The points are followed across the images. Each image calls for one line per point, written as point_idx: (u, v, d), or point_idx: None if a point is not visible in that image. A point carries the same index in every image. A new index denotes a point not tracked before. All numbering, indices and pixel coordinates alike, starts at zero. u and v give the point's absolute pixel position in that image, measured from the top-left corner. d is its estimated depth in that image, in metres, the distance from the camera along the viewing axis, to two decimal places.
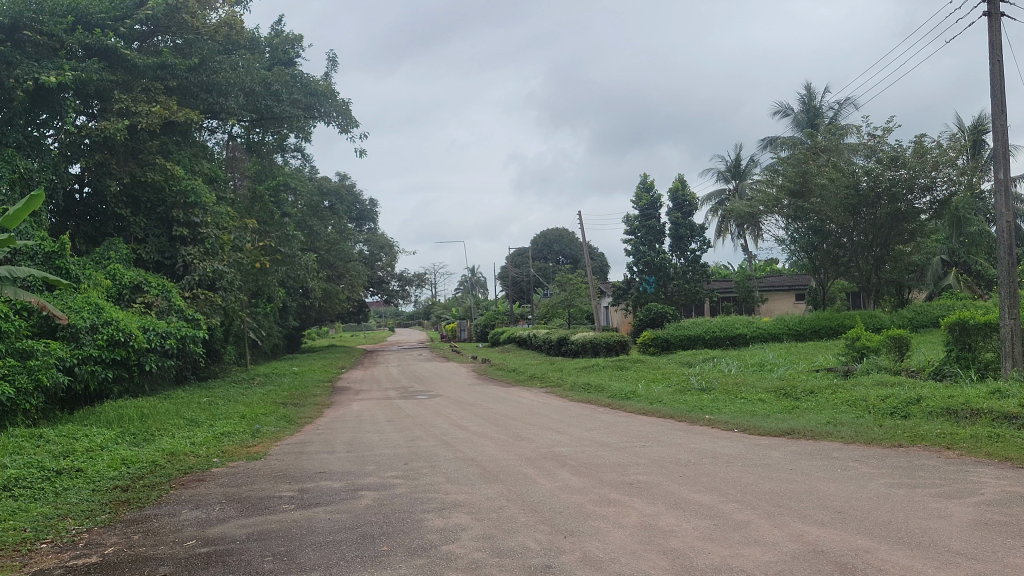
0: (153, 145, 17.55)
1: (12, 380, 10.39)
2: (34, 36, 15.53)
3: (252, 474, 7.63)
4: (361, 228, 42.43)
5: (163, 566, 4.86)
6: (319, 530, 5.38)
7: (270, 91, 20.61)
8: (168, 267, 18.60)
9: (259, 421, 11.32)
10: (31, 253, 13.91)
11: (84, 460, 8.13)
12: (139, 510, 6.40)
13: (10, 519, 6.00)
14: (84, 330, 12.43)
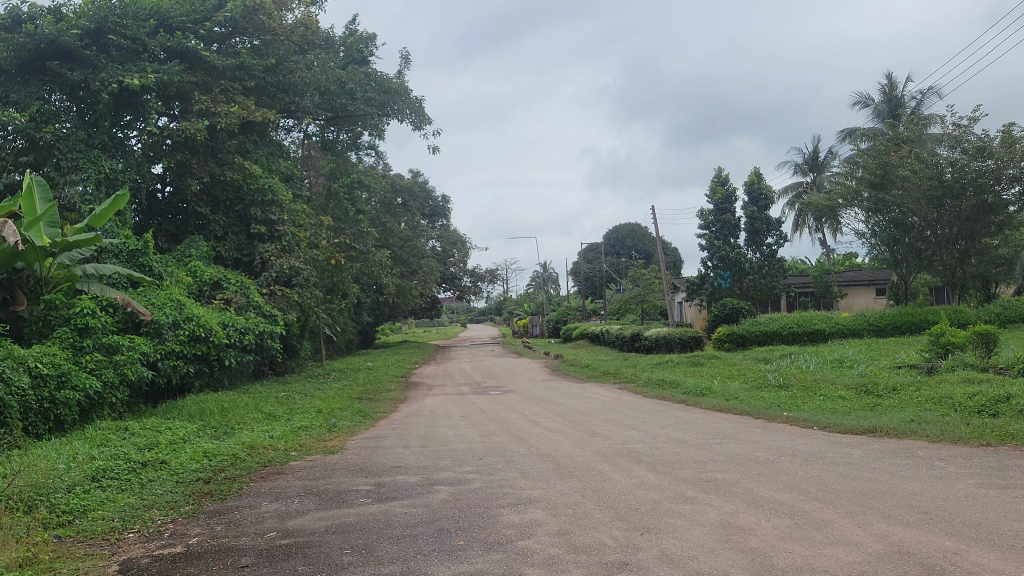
0: (231, 145, 17.94)
1: (99, 374, 10.74)
2: (118, 40, 16.02)
3: (329, 467, 7.73)
4: (434, 225, 42.76)
5: (244, 557, 4.95)
6: (396, 524, 5.43)
7: (345, 90, 20.85)
8: (246, 264, 18.97)
9: (335, 416, 11.48)
10: (115, 251, 14.33)
11: (168, 452, 8.34)
12: (221, 502, 6.54)
13: (99, 510, 6.19)
14: (166, 326, 12.74)
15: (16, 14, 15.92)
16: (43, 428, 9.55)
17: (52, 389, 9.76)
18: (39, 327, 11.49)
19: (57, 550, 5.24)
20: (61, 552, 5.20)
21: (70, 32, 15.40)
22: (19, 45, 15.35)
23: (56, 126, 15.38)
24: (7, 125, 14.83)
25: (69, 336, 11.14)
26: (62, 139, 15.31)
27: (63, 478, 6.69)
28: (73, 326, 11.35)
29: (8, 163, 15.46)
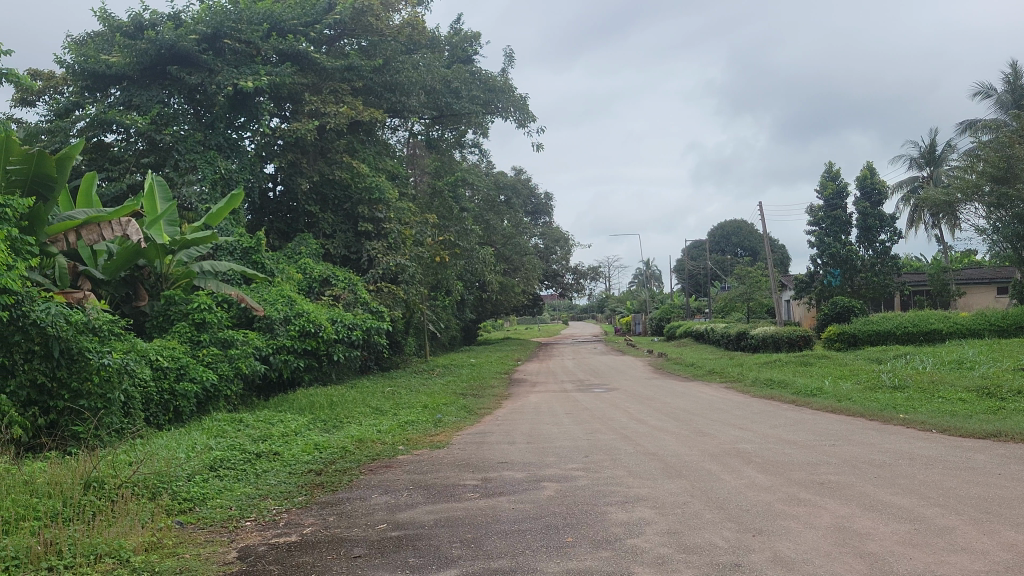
0: (340, 145, 18.45)
1: (215, 368, 11.11)
2: (233, 43, 16.57)
3: (436, 462, 7.82)
4: (536, 222, 42.86)
5: (357, 548, 5.05)
6: (504, 519, 5.46)
7: (450, 89, 21.11)
8: (353, 261, 19.34)
9: (441, 412, 11.60)
10: (230, 248, 14.86)
11: (281, 444, 8.57)
12: (333, 494, 6.69)
13: (217, 498, 6.40)
14: (278, 321, 13.09)
15: (138, 21, 16.65)
16: (163, 418, 9.94)
17: (171, 381, 10.17)
18: (159, 321, 11.98)
19: (180, 536, 5.44)
20: (183, 537, 5.41)
21: (189, 37, 16.02)
22: (141, 51, 16.03)
23: (175, 129, 16.01)
24: (130, 127, 15.49)
25: (187, 331, 11.60)
26: (181, 140, 15.93)
27: (184, 466, 6.94)
28: (191, 321, 11.80)
29: (132, 164, 16.11)
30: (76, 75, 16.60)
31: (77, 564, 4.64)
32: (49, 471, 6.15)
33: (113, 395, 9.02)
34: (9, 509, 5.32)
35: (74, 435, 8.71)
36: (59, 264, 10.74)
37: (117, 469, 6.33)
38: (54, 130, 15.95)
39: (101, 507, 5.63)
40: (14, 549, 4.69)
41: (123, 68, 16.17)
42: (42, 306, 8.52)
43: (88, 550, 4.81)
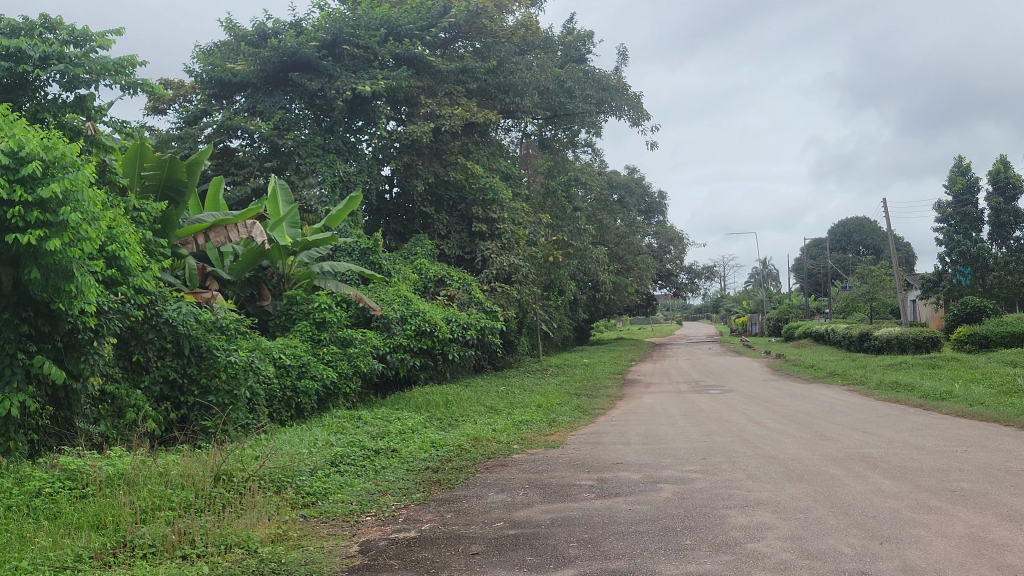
0: (454, 146, 18.82)
1: (335, 366, 11.39)
2: (352, 49, 17.03)
3: (552, 461, 7.82)
4: (650, 221, 42.46)
5: (475, 545, 5.10)
6: (620, 520, 5.42)
7: (564, 89, 21.15)
8: (468, 262, 19.54)
9: (555, 411, 11.61)
10: (349, 249, 15.26)
11: (398, 441, 8.73)
12: (450, 491, 6.78)
13: (339, 493, 6.56)
14: (395, 321, 13.31)
15: (262, 30, 17.23)
16: (286, 415, 10.23)
17: (293, 379, 10.48)
18: (281, 320, 12.40)
19: (303, 528, 5.60)
20: (307, 530, 5.56)
21: (310, 44, 16.53)
22: (265, 59, 16.66)
23: (296, 133, 16.51)
24: (254, 132, 16.15)
25: (308, 329, 11.97)
26: (302, 144, 16.40)
27: (306, 462, 7.14)
28: (312, 320, 12.17)
29: (255, 168, 16.62)
30: (204, 83, 17.28)
31: (209, 552, 4.83)
32: (182, 463, 6.43)
33: (239, 392, 9.32)
34: (146, 499, 5.59)
35: (203, 430, 9.07)
36: (189, 266, 11.21)
37: (244, 463, 6.56)
38: (184, 137, 16.64)
39: (230, 499, 5.86)
40: (151, 538, 4.95)
41: (248, 76, 16.80)
42: (174, 306, 9.04)
43: (219, 540, 5.01)
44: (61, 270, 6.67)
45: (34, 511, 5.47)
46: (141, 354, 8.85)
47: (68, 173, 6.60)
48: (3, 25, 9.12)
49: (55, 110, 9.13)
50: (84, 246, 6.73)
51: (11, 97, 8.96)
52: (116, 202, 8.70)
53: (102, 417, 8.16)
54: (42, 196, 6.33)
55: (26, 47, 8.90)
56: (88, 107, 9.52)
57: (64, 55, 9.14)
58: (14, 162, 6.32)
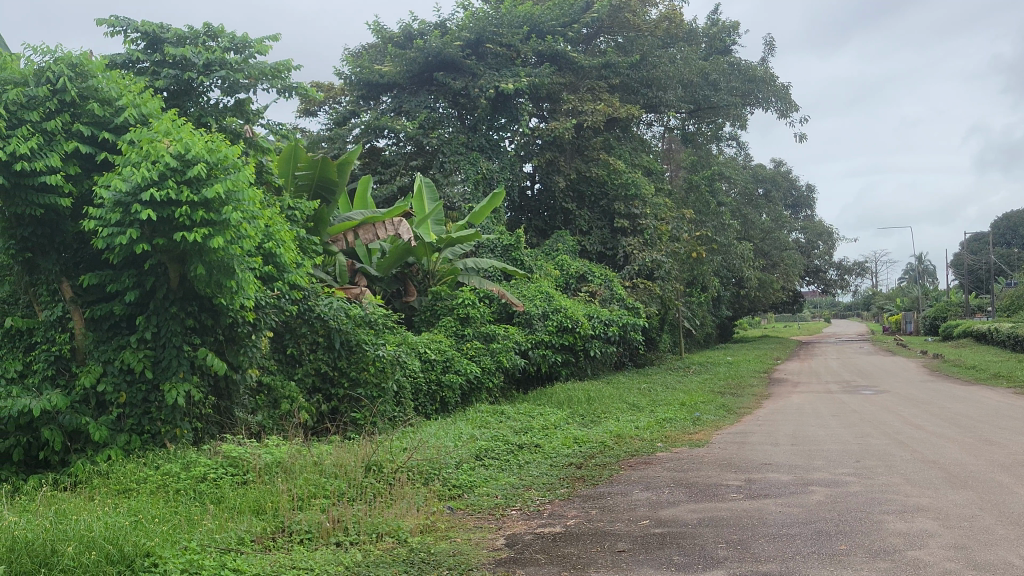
0: (596, 142, 18.79)
1: (478, 361, 11.58)
2: (495, 47, 17.28)
3: (697, 460, 7.69)
4: (798, 216, 41.24)
5: (621, 543, 5.07)
6: (771, 522, 5.29)
7: (709, 82, 20.79)
8: (610, 258, 19.43)
9: (699, 409, 11.43)
10: (492, 246, 15.48)
11: (542, 437, 8.77)
12: (594, 487, 6.76)
13: (484, 486, 6.64)
14: (537, 317, 13.44)
15: (408, 31, 17.68)
16: (431, 408, 10.44)
17: (438, 373, 10.71)
18: (427, 316, 12.70)
19: (450, 520, 5.69)
20: (454, 522, 5.65)
21: (454, 44, 16.88)
22: (411, 60, 17.11)
23: (440, 132, 16.86)
24: (400, 133, 16.61)
25: (453, 325, 12.25)
26: (447, 142, 16.73)
27: (452, 454, 7.27)
28: (457, 316, 12.42)
29: (401, 167, 17.03)
30: (353, 85, 17.86)
31: (361, 540, 4.98)
32: (335, 453, 6.65)
33: (387, 384, 9.57)
34: (302, 487, 5.80)
35: (354, 422, 9.35)
36: (339, 262, 11.57)
37: (393, 455, 6.72)
38: (333, 137, 17.21)
39: (379, 489, 6.02)
40: (308, 524, 5.14)
41: (395, 78, 17.28)
42: (325, 302, 9.46)
43: (371, 529, 5.15)
44: (224, 267, 7.02)
45: (200, 495, 5.78)
46: (295, 347, 9.24)
47: (230, 174, 6.94)
48: (170, 35, 9.63)
49: (217, 114, 9.55)
50: (244, 244, 7.05)
51: (178, 102, 9.44)
52: (272, 201, 9.09)
53: (259, 407, 8.53)
54: (206, 196, 6.65)
55: (191, 55, 9.39)
56: (246, 111, 9.96)
57: (226, 61, 9.54)
58: (181, 165, 6.68)
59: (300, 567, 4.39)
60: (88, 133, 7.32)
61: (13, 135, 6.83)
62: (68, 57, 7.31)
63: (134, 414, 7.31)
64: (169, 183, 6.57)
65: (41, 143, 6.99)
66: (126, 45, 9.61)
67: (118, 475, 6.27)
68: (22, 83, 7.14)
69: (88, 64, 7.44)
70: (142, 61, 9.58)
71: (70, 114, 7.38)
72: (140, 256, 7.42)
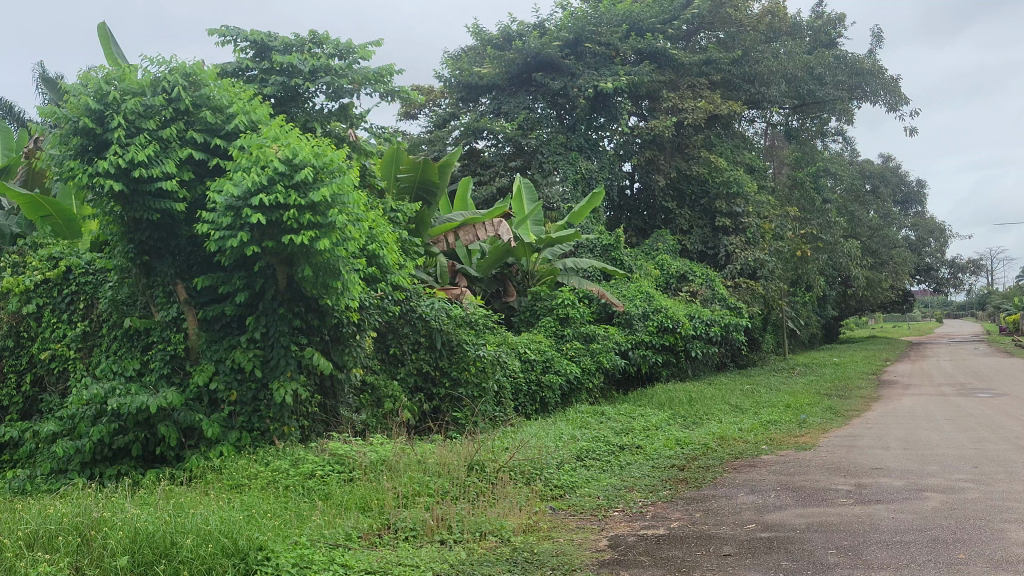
0: (697, 140, 18.57)
1: (578, 361, 11.60)
2: (594, 46, 17.31)
3: (804, 464, 7.53)
4: (907, 212, 39.96)
5: (726, 546, 4.98)
6: (884, 528, 5.13)
7: (813, 76, 20.27)
8: (711, 257, 19.16)
9: (805, 411, 11.16)
10: (591, 246, 15.47)
11: (643, 438, 8.69)
12: (697, 489, 6.68)
13: (585, 487, 6.63)
14: (637, 317, 13.38)
15: (507, 32, 17.80)
16: (531, 408, 10.47)
17: (538, 373, 10.74)
18: (527, 316, 12.78)
19: (553, 520, 5.70)
20: (557, 522, 5.66)
21: (553, 44, 16.98)
22: (510, 61, 17.27)
23: (539, 132, 16.95)
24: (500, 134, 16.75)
25: (552, 325, 12.28)
26: (546, 143, 16.79)
27: (553, 455, 7.28)
28: (556, 316, 12.46)
29: (500, 168, 17.08)
30: (453, 88, 18.09)
31: (464, 539, 5.03)
32: (438, 452, 6.73)
33: (487, 384, 9.65)
34: (406, 485, 5.88)
35: (455, 421, 9.45)
36: (440, 263, 11.71)
37: (496, 454, 6.77)
38: (433, 140, 17.45)
39: (482, 488, 6.07)
40: (413, 522, 5.21)
41: (494, 79, 17.46)
42: (427, 302, 9.60)
43: (474, 528, 5.19)
44: (330, 268, 7.20)
45: (309, 492, 5.92)
46: (397, 347, 9.41)
47: (335, 178, 7.09)
48: (277, 43, 9.88)
49: (322, 119, 9.83)
50: (349, 246, 7.19)
51: (285, 108, 9.70)
52: (375, 203, 9.26)
53: (364, 406, 8.71)
54: (313, 200, 6.80)
55: (297, 62, 9.64)
56: (351, 115, 10.18)
57: (330, 67, 9.83)
58: (290, 169, 6.85)
59: (407, 564, 4.45)
60: (201, 140, 7.56)
61: (131, 143, 7.13)
62: (182, 68, 7.61)
63: (245, 412, 7.55)
64: (277, 187, 6.74)
65: (157, 150, 7.25)
66: (236, 54, 9.91)
67: (230, 471, 6.47)
68: (139, 93, 7.42)
69: (200, 74, 7.74)
70: (251, 69, 9.82)
71: (184, 122, 7.66)
72: (250, 258, 7.62)
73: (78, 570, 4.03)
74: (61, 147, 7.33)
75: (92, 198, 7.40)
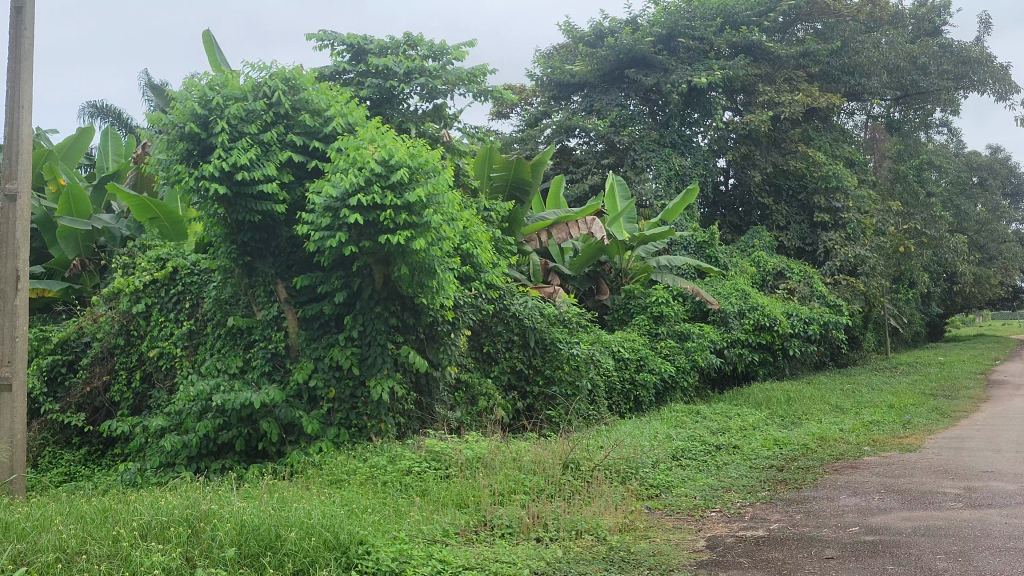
0: (794, 134, 18.25)
1: (673, 360, 11.51)
2: (687, 41, 17.16)
3: (909, 466, 7.30)
4: (1018, 206, 38.33)
5: (829, 549, 4.87)
6: (996, 534, 4.94)
7: (916, 65, 19.68)
8: (809, 254, 18.74)
9: (910, 412, 10.82)
10: (685, 243, 15.35)
11: (740, 438, 8.56)
12: (797, 491, 6.53)
13: (681, 487, 6.56)
14: (733, 315, 13.18)
15: (599, 30, 17.80)
16: (625, 407, 10.42)
17: (632, 372, 10.68)
18: (620, 314, 12.71)
19: (650, 519, 5.66)
20: (653, 522, 5.61)
21: (645, 40, 16.93)
22: (602, 58, 17.28)
23: (632, 129, 16.86)
24: (592, 131, 16.81)
25: (646, 323, 12.21)
26: (638, 140, 16.71)
27: (649, 454, 7.23)
28: (650, 314, 12.36)
29: (593, 166, 17.01)
30: (544, 87, 18.17)
31: (561, 537, 5.03)
32: (533, 449, 6.75)
33: (581, 383, 9.64)
34: (502, 482, 5.91)
35: (549, 419, 9.43)
36: (533, 262, 11.75)
37: (591, 453, 6.76)
38: (525, 139, 17.55)
39: (577, 486, 6.06)
40: (508, 519, 5.23)
41: (586, 76, 17.49)
42: (521, 301, 9.65)
43: (570, 526, 5.19)
44: (425, 268, 7.30)
45: (406, 488, 6.00)
46: (491, 345, 9.50)
47: (430, 177, 7.15)
48: (373, 46, 10.02)
49: (416, 120, 9.97)
50: (444, 245, 7.27)
51: (380, 110, 9.87)
52: (469, 203, 9.36)
53: (458, 403, 8.78)
54: (408, 200, 6.88)
55: (392, 65, 9.76)
56: (444, 116, 10.27)
57: (424, 69, 9.92)
58: (386, 170, 6.95)
59: (504, 561, 4.47)
60: (300, 142, 7.75)
61: (234, 147, 7.33)
62: (282, 72, 7.81)
63: (343, 409, 7.67)
64: (374, 188, 6.86)
65: (258, 154, 7.46)
66: (333, 57, 10.10)
67: (330, 466, 6.60)
68: (241, 98, 7.63)
69: (299, 78, 7.92)
70: (347, 73, 9.98)
71: (284, 125, 7.85)
72: (348, 258, 7.76)
73: (189, 560, 4.16)
74: (169, 152, 7.60)
75: (197, 201, 7.66)
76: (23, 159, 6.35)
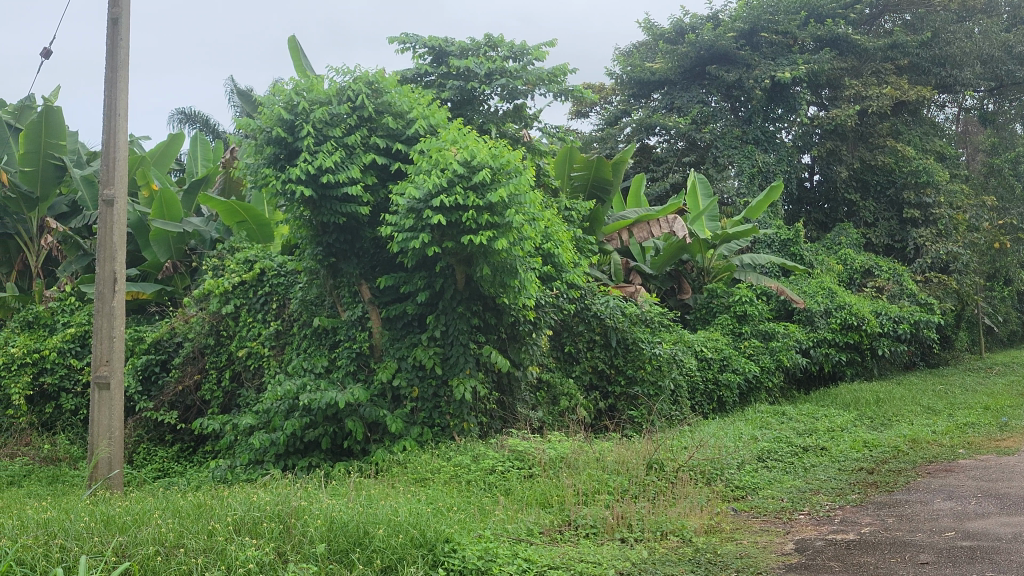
0: (883, 128, 17.88)
1: (757, 360, 11.34)
2: (770, 36, 16.94)
3: (1007, 469, 7.06)
4: None
5: (923, 554, 4.74)
6: None
7: (1013, 55, 18.96)
8: (898, 250, 18.19)
9: (1006, 414, 10.45)
10: (769, 241, 15.19)
11: (828, 440, 8.39)
12: (888, 494, 6.37)
13: (768, 488, 6.46)
14: (819, 314, 12.94)
15: (680, 26, 17.64)
16: (709, 407, 10.30)
17: (715, 372, 10.56)
18: (703, 313, 12.59)
19: (736, 521, 5.59)
20: (739, 523, 5.54)
21: (727, 35, 16.73)
22: (682, 55, 17.14)
23: (713, 126, 16.74)
24: (673, 129, 16.75)
25: (729, 323, 12.08)
26: (720, 137, 16.52)
27: (734, 455, 7.13)
28: (733, 313, 12.19)
29: (673, 164, 16.94)
30: (624, 85, 18.06)
31: (646, 537, 5.00)
32: (616, 449, 6.72)
33: (664, 383, 9.55)
34: (586, 482, 5.90)
35: (632, 419, 9.38)
36: (614, 261, 11.79)
37: (675, 453, 6.70)
38: (605, 138, 17.52)
39: (662, 487, 6.02)
40: (593, 519, 5.22)
41: (666, 73, 17.41)
42: (602, 301, 9.62)
43: (655, 527, 5.16)
44: (507, 268, 7.33)
45: (490, 487, 6.04)
46: (573, 345, 9.51)
47: (512, 178, 7.16)
48: (454, 48, 10.07)
49: (497, 121, 10.03)
50: (526, 245, 7.30)
51: (461, 111, 9.95)
52: (550, 203, 9.37)
53: (540, 403, 8.79)
54: (490, 200, 6.92)
55: (474, 66, 9.83)
56: (524, 116, 10.30)
57: (506, 69, 10.00)
58: (468, 171, 7.01)
59: (589, 561, 4.46)
60: (383, 145, 7.86)
61: (319, 150, 7.47)
62: (365, 76, 7.94)
63: (427, 408, 7.76)
64: (456, 189, 6.92)
65: (343, 157, 7.59)
66: (414, 60, 10.21)
67: (414, 465, 6.68)
68: (326, 102, 7.77)
69: (382, 81, 8.04)
70: (429, 74, 10.04)
71: (367, 128, 7.97)
72: (430, 259, 7.84)
73: (281, 555, 4.24)
74: (257, 157, 7.78)
75: (284, 204, 7.82)
76: (119, 165, 6.56)
